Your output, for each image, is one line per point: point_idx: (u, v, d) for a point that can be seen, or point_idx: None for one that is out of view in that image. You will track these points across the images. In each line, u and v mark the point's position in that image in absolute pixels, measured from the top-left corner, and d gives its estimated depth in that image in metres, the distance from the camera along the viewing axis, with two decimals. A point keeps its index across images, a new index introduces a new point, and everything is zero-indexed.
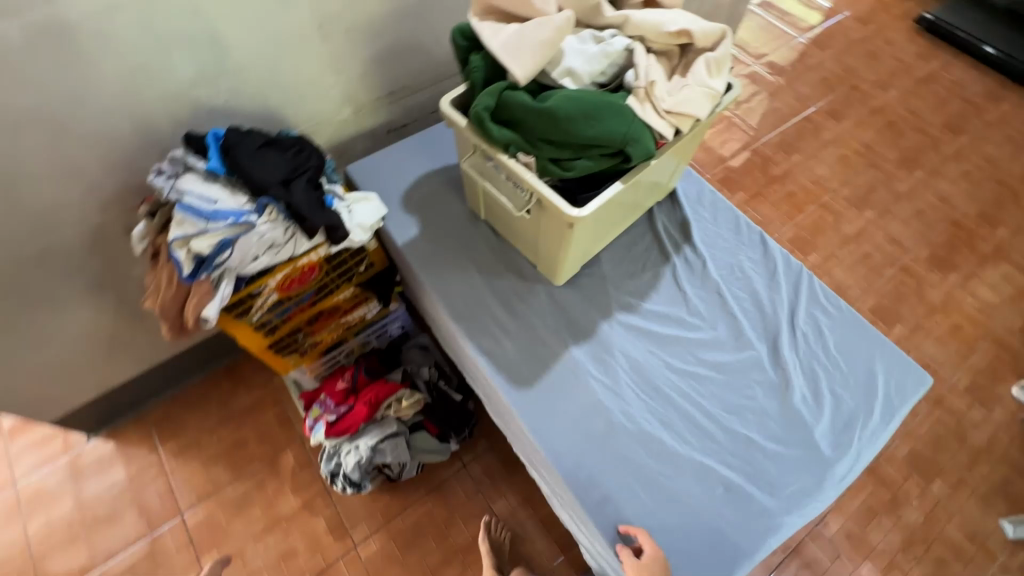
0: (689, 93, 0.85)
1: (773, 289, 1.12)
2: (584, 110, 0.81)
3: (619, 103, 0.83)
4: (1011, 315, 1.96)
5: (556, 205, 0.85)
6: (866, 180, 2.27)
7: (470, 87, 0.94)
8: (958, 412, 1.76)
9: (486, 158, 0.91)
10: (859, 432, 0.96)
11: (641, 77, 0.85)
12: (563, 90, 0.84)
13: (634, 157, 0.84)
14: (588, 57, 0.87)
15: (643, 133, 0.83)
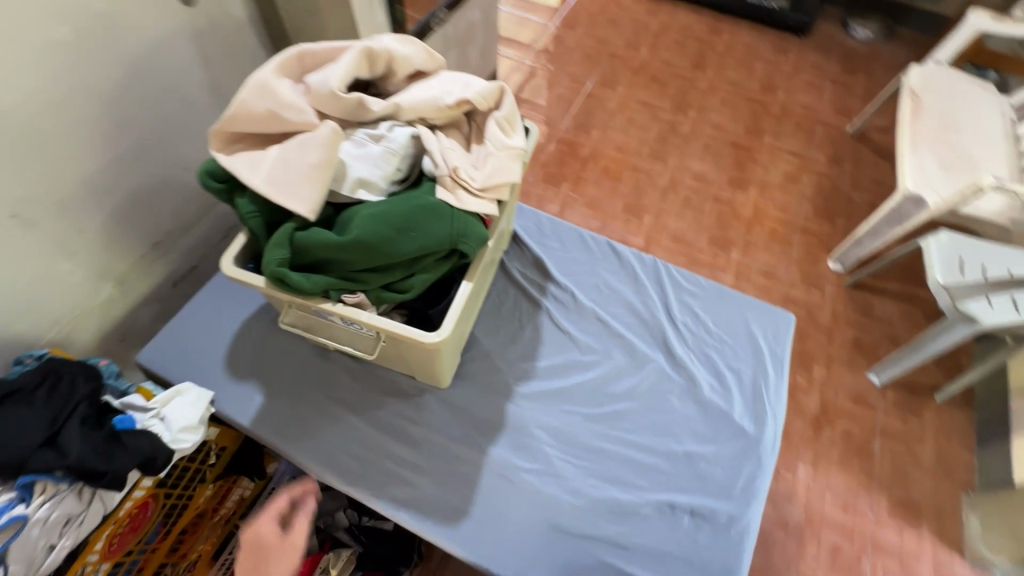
0: (496, 162, 0.79)
1: (642, 293, 1.14)
2: (396, 227, 0.70)
3: (430, 202, 0.73)
4: (803, 204, 2.31)
5: (412, 337, 0.73)
6: (657, 132, 2.50)
7: (251, 236, 0.77)
8: (803, 301, 2.04)
9: (308, 312, 0.76)
10: (767, 395, 1.02)
11: (441, 163, 0.76)
12: (362, 210, 0.72)
13: (472, 250, 0.75)
14: (375, 160, 0.75)
15: (470, 223, 0.75)
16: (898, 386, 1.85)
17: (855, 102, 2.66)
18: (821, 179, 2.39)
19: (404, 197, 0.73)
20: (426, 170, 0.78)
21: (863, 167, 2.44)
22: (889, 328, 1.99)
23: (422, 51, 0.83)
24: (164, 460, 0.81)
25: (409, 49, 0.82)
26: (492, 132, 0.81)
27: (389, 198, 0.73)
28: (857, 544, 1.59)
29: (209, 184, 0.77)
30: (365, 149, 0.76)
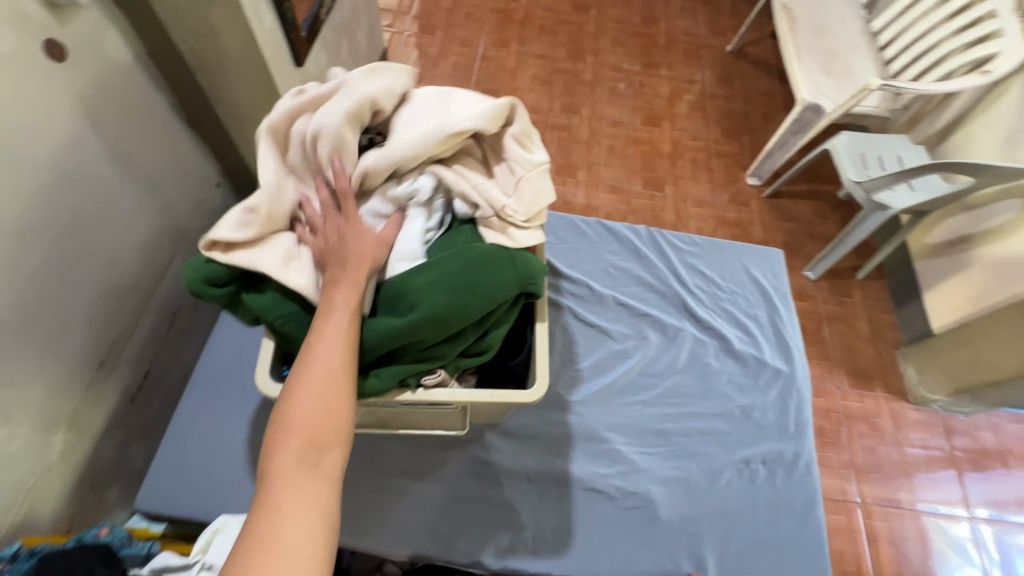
0: (534, 184, 0.70)
1: (648, 266, 1.15)
2: (461, 290, 0.62)
3: (484, 249, 0.65)
4: (710, 128, 2.45)
5: (506, 399, 0.66)
6: (563, 84, 2.47)
7: (286, 341, 0.65)
8: (736, 221, 2.21)
9: (374, 405, 0.67)
10: (787, 331, 1.09)
11: (480, 203, 0.68)
12: (414, 281, 0.63)
13: (539, 288, 0.68)
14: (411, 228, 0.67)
15: (529, 261, 0.68)
16: (828, 275, 2.10)
17: (727, 20, 2.81)
18: (719, 101, 2.54)
19: (454, 253, 0.65)
20: (462, 214, 0.70)
21: (750, 82, 2.62)
22: (808, 225, 2.23)
23: (395, 77, 0.71)
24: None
25: (380, 81, 0.70)
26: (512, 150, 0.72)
27: (437, 259, 0.64)
28: (834, 419, 1.83)
29: (208, 293, 0.64)
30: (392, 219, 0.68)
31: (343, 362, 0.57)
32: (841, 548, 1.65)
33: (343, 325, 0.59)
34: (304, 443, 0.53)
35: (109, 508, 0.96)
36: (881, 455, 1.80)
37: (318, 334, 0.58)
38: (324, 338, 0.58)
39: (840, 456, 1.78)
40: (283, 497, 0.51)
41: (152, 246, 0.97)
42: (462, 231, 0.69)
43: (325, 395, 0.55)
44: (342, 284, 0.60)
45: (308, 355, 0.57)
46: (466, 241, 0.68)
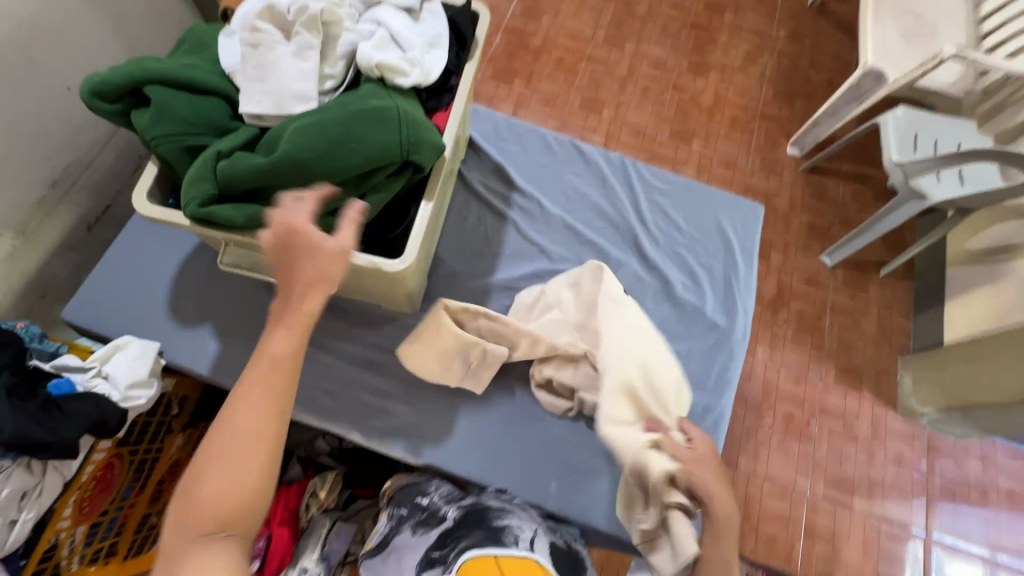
0: (439, 55, 0.73)
1: (612, 196, 1.09)
2: (334, 140, 0.61)
3: (371, 107, 0.63)
4: (763, 88, 2.23)
5: (372, 264, 0.67)
6: (611, 15, 2.29)
7: (166, 165, 0.66)
8: (762, 190, 2.05)
9: (250, 247, 0.70)
10: (738, 288, 1.03)
11: (386, 55, 0.67)
12: (292, 125, 0.62)
13: (427, 160, 0.66)
14: (299, 71, 0.65)
15: (422, 130, 0.65)
16: (847, 266, 1.94)
17: None
18: (781, 59, 2.29)
19: (339, 105, 0.63)
20: (363, 67, 0.67)
21: (823, 43, 2.34)
22: (842, 210, 2.03)
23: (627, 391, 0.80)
24: (113, 419, 0.73)
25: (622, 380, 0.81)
26: (421, 19, 0.75)
27: (323, 108, 0.63)
28: (807, 410, 1.74)
29: (95, 106, 0.65)
30: (287, 51, 0.65)
31: (262, 431, 0.52)
32: (773, 532, 1.61)
33: (273, 390, 0.54)
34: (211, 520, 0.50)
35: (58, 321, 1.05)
36: (847, 456, 1.71)
37: (231, 402, 0.53)
38: (250, 403, 0.53)
39: (802, 447, 1.70)
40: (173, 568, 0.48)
41: None
42: (363, 88, 0.67)
43: (250, 462, 0.52)
44: (280, 345, 0.55)
45: (233, 415, 0.52)
46: (363, 98, 0.65)
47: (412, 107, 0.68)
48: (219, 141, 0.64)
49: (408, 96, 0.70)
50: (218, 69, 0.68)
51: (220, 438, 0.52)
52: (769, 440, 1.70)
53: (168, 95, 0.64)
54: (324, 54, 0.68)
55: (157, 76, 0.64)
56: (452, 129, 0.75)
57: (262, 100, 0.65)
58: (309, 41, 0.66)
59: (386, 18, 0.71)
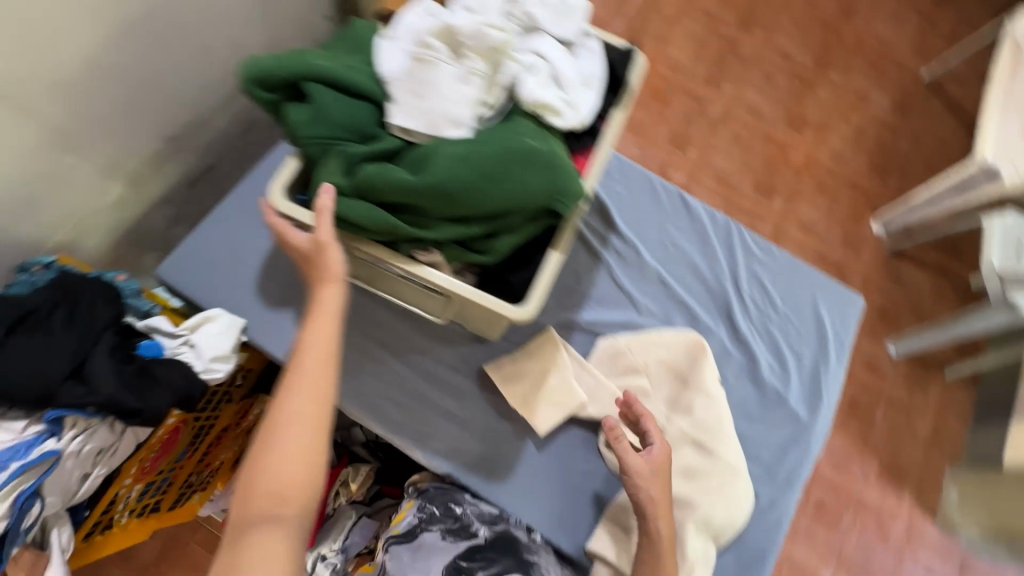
0: (592, 96, 0.71)
1: (711, 257, 1.05)
2: (485, 175, 0.59)
3: (527, 147, 0.61)
4: (858, 157, 2.15)
5: (490, 305, 0.66)
6: (716, 52, 2.23)
7: (308, 161, 0.66)
8: (837, 263, 1.97)
9: (373, 257, 0.69)
10: (825, 382, 0.99)
11: (545, 94, 0.66)
12: (444, 150, 0.61)
13: (569, 209, 0.64)
14: (461, 94, 0.64)
15: (570, 179, 0.63)
16: (911, 359, 1.86)
17: (938, 43, 2.37)
18: (882, 130, 2.20)
19: (493, 139, 0.61)
20: (522, 102, 0.65)
21: (930, 121, 2.24)
22: (918, 300, 1.95)
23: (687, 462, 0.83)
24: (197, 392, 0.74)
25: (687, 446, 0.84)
26: (576, 56, 0.73)
27: (477, 139, 0.61)
28: (842, 500, 1.68)
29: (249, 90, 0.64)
30: (453, 73, 0.64)
31: (312, 414, 0.61)
32: None
33: (319, 380, 0.62)
34: (270, 497, 0.57)
35: (143, 270, 1.06)
36: (874, 557, 1.64)
37: (281, 393, 0.62)
38: (301, 391, 0.61)
39: (829, 537, 1.64)
40: (238, 540, 0.56)
41: (246, 47, 0.99)
42: (517, 123, 0.65)
43: (290, 449, 0.59)
44: (316, 341, 0.64)
45: (285, 402, 0.61)
46: (517, 134, 0.63)
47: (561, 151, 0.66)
48: (364, 148, 0.63)
49: (558, 139, 0.67)
50: (372, 71, 0.65)
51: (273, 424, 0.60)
52: (797, 522, 1.65)
53: (325, 91, 0.63)
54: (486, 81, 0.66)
55: (317, 71, 0.62)
56: (592, 177, 0.72)
57: (414, 115, 0.64)
58: (477, 68, 0.65)
59: (547, 52, 0.69)
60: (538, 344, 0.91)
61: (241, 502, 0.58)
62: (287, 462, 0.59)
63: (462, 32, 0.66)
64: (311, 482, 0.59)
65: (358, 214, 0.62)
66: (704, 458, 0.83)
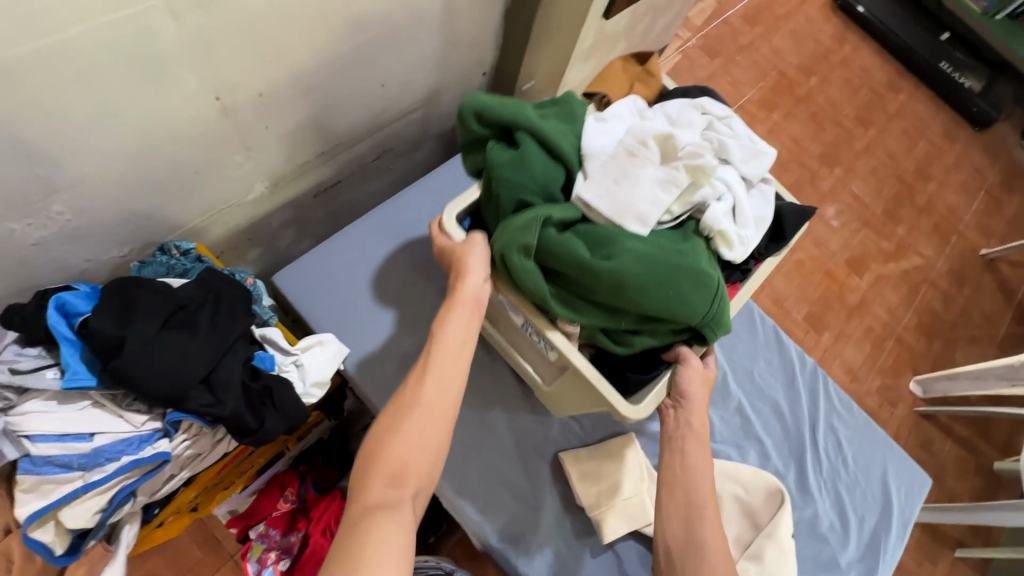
0: (758, 235, 0.74)
1: (793, 399, 1.06)
2: (661, 281, 0.62)
3: (703, 269, 0.64)
4: (908, 312, 2.19)
5: (611, 398, 0.69)
6: (794, 179, 2.31)
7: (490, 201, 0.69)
8: (870, 411, 1.99)
9: (513, 303, 0.72)
10: (883, 555, 0.98)
11: (725, 224, 0.69)
12: (630, 241, 0.63)
13: (712, 337, 0.68)
14: (656, 197, 0.66)
15: (722, 313, 0.67)
16: (923, 529, 1.84)
17: (1001, 225, 2.45)
18: (935, 293, 2.26)
19: (676, 249, 0.65)
20: (704, 224, 0.68)
21: (981, 297, 2.30)
22: (941, 470, 1.95)
23: None
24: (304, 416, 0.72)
25: None
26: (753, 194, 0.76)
27: (660, 243, 0.65)
28: None
29: (466, 123, 0.70)
30: (655, 174, 0.66)
31: (444, 402, 0.64)
32: None
33: (453, 372, 0.66)
34: (388, 476, 0.60)
35: (247, 262, 1.07)
36: None
37: (418, 377, 0.65)
38: (436, 381, 0.65)
39: None
40: (355, 526, 0.57)
41: (413, 88, 1.03)
42: (692, 240, 0.68)
43: (414, 443, 0.62)
44: (454, 331, 0.67)
45: (417, 385, 0.65)
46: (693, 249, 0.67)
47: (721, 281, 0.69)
48: (552, 207, 0.66)
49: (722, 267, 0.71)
50: (577, 144, 0.70)
51: (401, 404, 0.64)
52: None
53: (534, 151, 0.66)
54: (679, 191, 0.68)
55: (534, 130, 0.66)
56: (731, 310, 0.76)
57: (605, 198, 0.66)
58: (677, 176, 0.66)
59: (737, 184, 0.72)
60: (616, 447, 0.90)
61: (359, 479, 0.61)
62: (412, 448, 0.61)
63: (675, 138, 0.68)
64: (426, 471, 0.62)
65: (531, 268, 0.63)
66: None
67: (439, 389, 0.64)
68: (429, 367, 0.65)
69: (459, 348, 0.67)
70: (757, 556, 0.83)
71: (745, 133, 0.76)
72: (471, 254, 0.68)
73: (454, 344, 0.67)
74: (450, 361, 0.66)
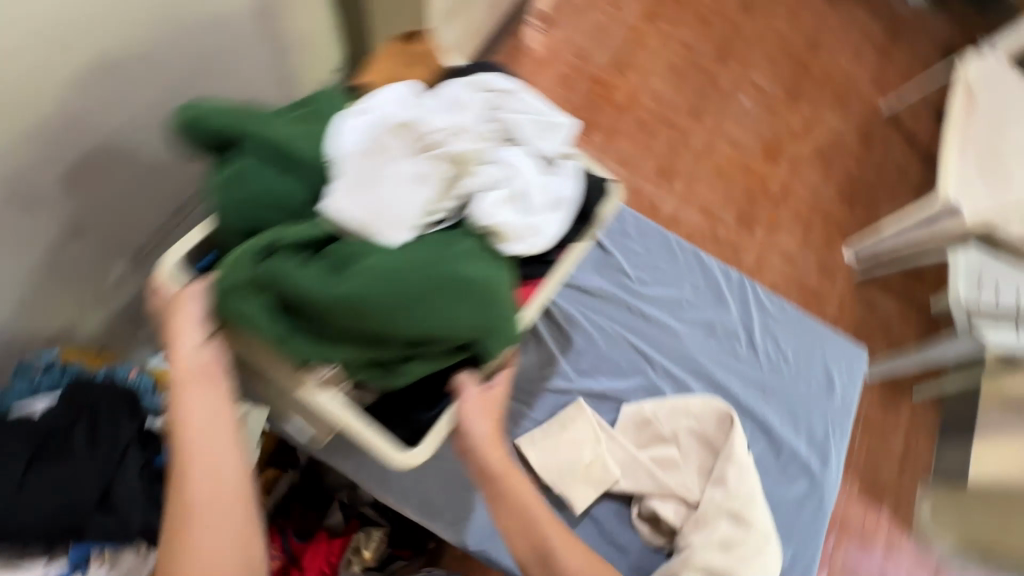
0: (553, 220, 0.70)
1: (726, 314, 1.08)
2: (414, 301, 0.57)
3: (462, 276, 0.59)
4: (829, 186, 2.26)
5: (376, 445, 0.65)
6: (696, 85, 2.29)
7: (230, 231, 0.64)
8: (814, 289, 2.07)
9: (258, 354, 0.66)
10: (836, 435, 1.03)
11: (497, 215, 0.64)
12: (373, 256, 0.59)
13: (491, 350, 0.64)
14: (406, 197, 0.62)
15: (504, 319, 0.63)
16: (882, 382, 1.97)
17: (895, 77, 2.52)
18: (850, 160, 2.33)
19: (431, 261, 0.59)
20: (472, 219, 0.64)
21: (891, 152, 2.38)
22: (887, 323, 2.07)
23: (724, 534, 0.83)
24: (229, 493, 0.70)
25: (722, 516, 0.84)
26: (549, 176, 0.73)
27: (414, 257, 0.58)
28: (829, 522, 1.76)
29: (207, 135, 0.64)
30: (397, 175, 0.63)
31: (228, 480, 0.60)
32: None
33: (223, 448, 0.61)
34: None
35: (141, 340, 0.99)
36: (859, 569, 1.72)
37: (178, 476, 0.59)
38: (205, 468, 0.59)
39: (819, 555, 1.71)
40: None
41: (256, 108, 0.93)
42: (463, 241, 0.63)
43: (210, 541, 0.58)
44: (197, 410, 0.61)
45: (184, 483, 0.58)
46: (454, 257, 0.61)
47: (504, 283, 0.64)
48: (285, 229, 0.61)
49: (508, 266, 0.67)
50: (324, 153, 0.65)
51: (174, 513, 0.58)
52: None
53: (263, 176, 0.63)
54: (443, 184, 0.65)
55: (263, 151, 0.63)
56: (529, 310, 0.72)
57: (364, 203, 0.62)
58: (435, 175, 0.64)
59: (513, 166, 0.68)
60: (566, 418, 0.91)
61: None
62: (213, 549, 0.57)
63: (428, 132, 0.66)
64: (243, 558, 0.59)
65: (266, 303, 0.58)
66: (740, 529, 0.83)
67: (208, 474, 0.59)
68: (190, 460, 0.59)
69: (211, 424, 0.61)
70: (719, 479, 0.86)
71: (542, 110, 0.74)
72: (177, 320, 0.62)
73: (202, 423, 0.61)
74: (207, 442, 0.60)
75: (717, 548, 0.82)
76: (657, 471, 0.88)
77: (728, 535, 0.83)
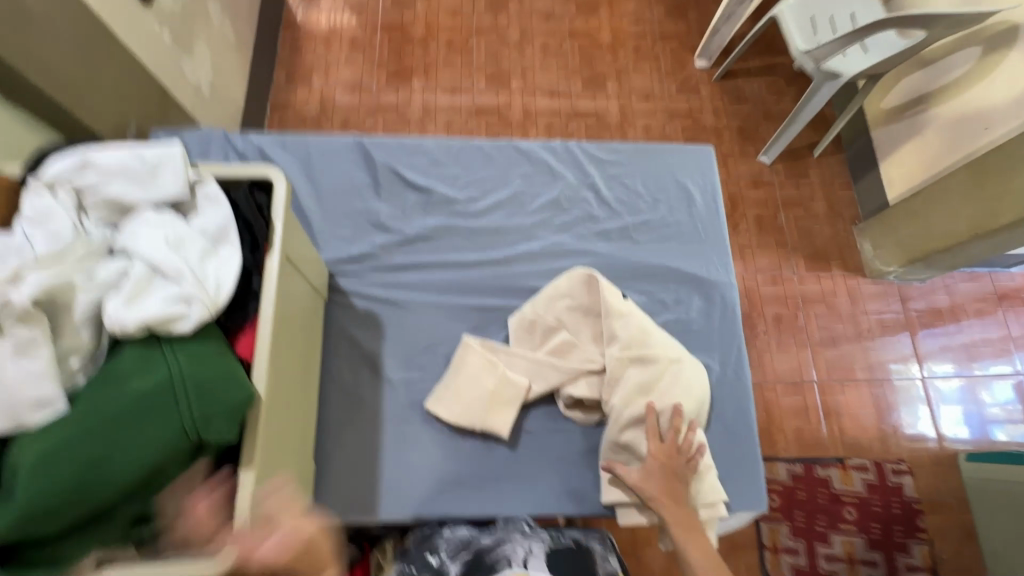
0: (227, 257, 0.60)
1: (565, 184, 1.06)
2: (83, 466, 0.46)
3: (137, 396, 0.50)
4: (655, 9, 2.20)
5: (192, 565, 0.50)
6: None
7: None
8: (685, 110, 2.05)
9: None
10: (710, 237, 1.04)
11: (151, 306, 0.53)
12: (24, 444, 0.46)
13: (229, 427, 0.53)
14: (28, 370, 0.48)
15: (215, 396, 0.52)
16: (783, 158, 1.96)
17: None
18: None
19: (83, 408, 0.48)
20: (115, 332, 0.52)
21: None
22: (763, 105, 2.06)
23: (637, 380, 0.85)
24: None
25: (628, 366, 0.87)
26: (197, 215, 0.63)
27: (63, 417, 0.48)
28: (792, 305, 1.76)
29: None
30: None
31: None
32: (797, 427, 1.63)
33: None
34: None
35: None
36: (837, 333, 1.73)
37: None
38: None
39: (798, 339, 1.72)
40: None
41: None
42: (128, 358, 0.52)
43: None
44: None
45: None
46: (114, 382, 0.50)
47: (200, 361, 0.53)
48: None
49: (197, 341, 0.54)
50: None
51: None
52: (769, 345, 1.71)
53: None
54: (54, 330, 0.51)
55: None
56: (261, 360, 0.59)
57: None
58: (31, 334, 0.48)
59: (144, 245, 0.57)
60: (460, 358, 0.90)
61: None
62: None
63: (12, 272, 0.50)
64: None
65: None
66: (650, 369, 0.86)
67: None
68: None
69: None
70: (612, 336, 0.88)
71: (126, 153, 0.61)
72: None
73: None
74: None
75: (640, 395, 0.85)
76: (557, 360, 0.89)
77: (643, 378, 0.85)
